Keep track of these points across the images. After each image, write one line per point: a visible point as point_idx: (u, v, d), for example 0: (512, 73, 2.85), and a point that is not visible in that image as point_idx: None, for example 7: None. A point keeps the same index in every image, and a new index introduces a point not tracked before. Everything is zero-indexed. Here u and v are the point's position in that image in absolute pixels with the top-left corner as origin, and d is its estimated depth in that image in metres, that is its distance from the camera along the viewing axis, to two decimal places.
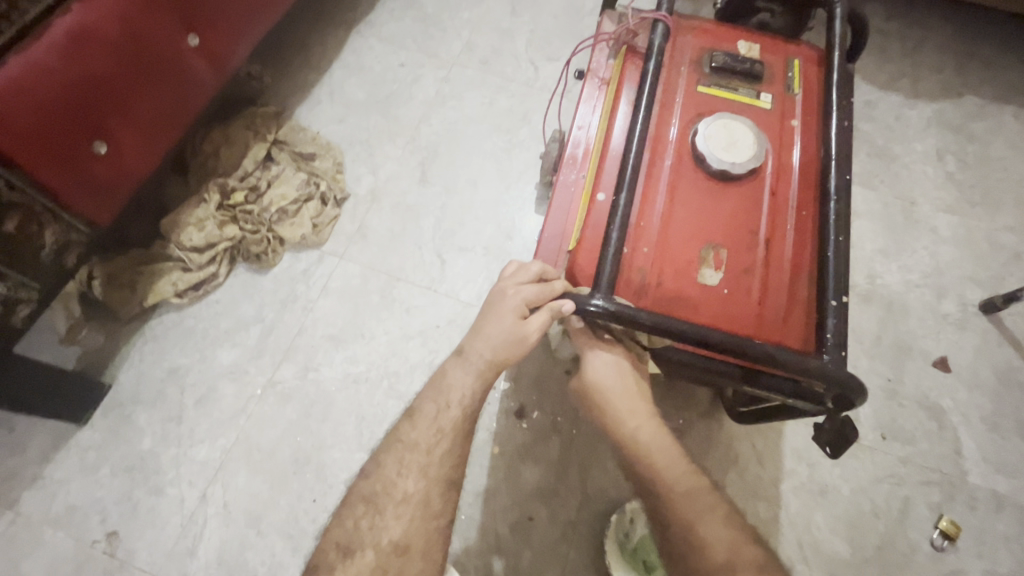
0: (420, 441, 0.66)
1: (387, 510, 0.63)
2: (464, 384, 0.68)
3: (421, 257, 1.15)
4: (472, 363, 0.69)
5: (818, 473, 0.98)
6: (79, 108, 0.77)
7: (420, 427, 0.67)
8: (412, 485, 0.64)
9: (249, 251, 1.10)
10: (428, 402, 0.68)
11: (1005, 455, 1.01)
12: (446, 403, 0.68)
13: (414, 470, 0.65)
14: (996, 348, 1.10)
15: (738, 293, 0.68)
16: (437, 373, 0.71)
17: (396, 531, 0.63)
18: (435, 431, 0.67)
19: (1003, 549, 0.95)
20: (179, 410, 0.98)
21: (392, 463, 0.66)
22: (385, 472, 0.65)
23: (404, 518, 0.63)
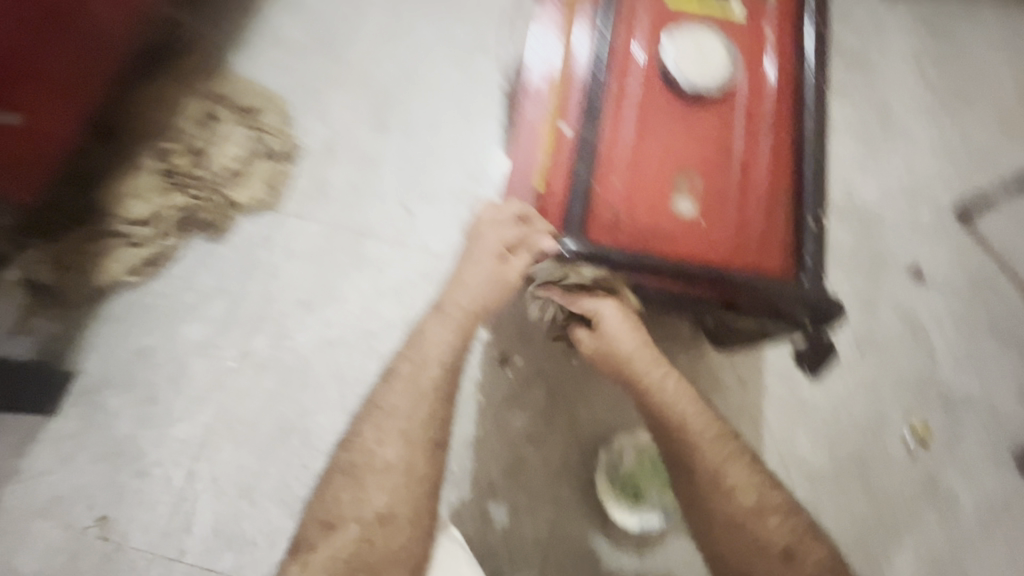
0: (399, 405, 0.64)
1: (368, 481, 0.62)
2: (442, 339, 0.66)
3: (386, 210, 1.09)
4: (450, 316, 0.67)
5: (798, 391, 1.00)
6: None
7: (399, 391, 0.65)
8: (393, 454, 0.63)
9: (203, 220, 1.04)
10: (405, 362, 0.66)
11: (975, 357, 1.05)
12: (427, 359, 0.66)
13: (393, 438, 0.63)
14: (969, 254, 1.11)
15: (714, 221, 0.65)
16: (415, 330, 0.69)
17: (379, 502, 0.61)
18: (414, 393, 0.64)
19: (972, 445, 0.99)
20: (151, 391, 0.95)
21: (370, 432, 0.64)
22: (363, 442, 0.64)
23: (387, 486, 0.62)
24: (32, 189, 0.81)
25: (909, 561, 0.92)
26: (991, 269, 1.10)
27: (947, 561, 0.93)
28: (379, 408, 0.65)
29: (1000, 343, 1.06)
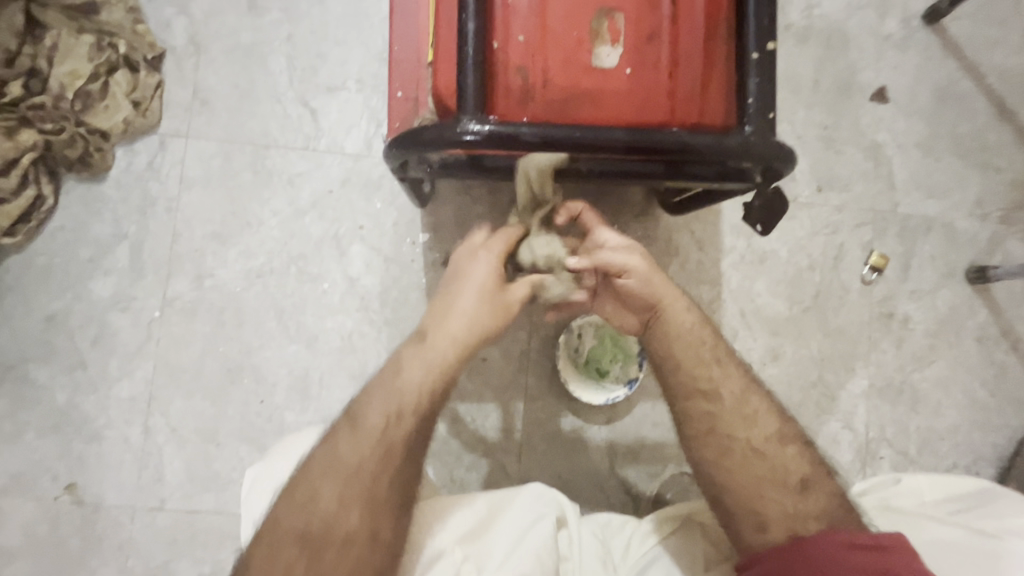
0: (360, 466, 0.60)
1: (325, 553, 0.57)
2: (416, 381, 0.63)
3: (284, 112, 0.94)
4: (430, 354, 0.64)
5: (757, 243, 0.97)
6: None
7: (358, 444, 0.60)
8: (356, 519, 0.58)
9: (67, 159, 0.89)
10: (376, 413, 0.62)
11: (936, 177, 1.00)
12: (393, 409, 0.62)
13: (356, 502, 0.59)
14: (937, 63, 1.01)
15: (644, 70, 0.54)
16: (388, 366, 0.65)
17: (338, 574, 0.57)
18: (377, 450, 0.60)
19: (928, 267, 0.99)
20: (79, 356, 0.89)
21: (329, 495, 0.59)
22: (320, 504, 0.59)
23: (345, 558, 0.58)
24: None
25: (864, 386, 0.96)
26: (959, 77, 1.01)
27: (900, 380, 0.97)
28: (333, 466, 0.60)
29: (961, 158, 1.01)
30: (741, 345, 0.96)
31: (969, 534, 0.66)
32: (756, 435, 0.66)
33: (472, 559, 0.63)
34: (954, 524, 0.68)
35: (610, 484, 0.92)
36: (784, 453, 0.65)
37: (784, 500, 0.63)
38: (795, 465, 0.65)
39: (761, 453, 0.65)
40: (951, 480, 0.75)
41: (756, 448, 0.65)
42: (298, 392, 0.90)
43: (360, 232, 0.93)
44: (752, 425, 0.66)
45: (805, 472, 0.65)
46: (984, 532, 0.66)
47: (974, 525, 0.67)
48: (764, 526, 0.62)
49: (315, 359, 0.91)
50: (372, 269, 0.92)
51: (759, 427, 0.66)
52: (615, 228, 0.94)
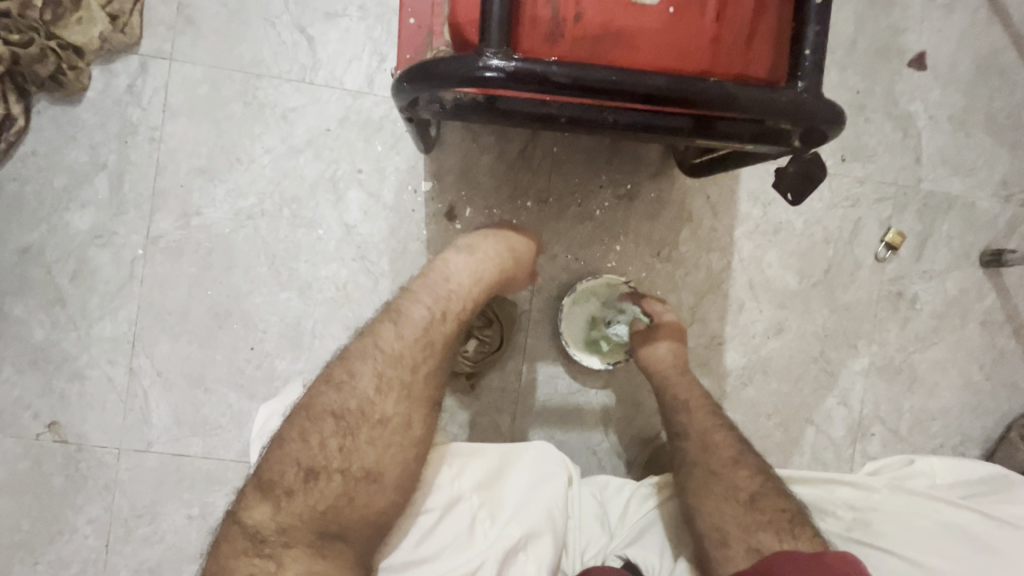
0: (405, 352, 0.63)
1: (361, 433, 0.60)
2: (461, 284, 0.68)
3: (278, 37, 0.86)
4: (475, 264, 0.70)
5: (773, 212, 0.93)
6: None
7: (407, 335, 0.63)
8: (392, 408, 0.61)
9: (37, 76, 0.80)
10: (420, 309, 0.65)
11: (965, 154, 0.96)
12: (436, 307, 0.66)
13: (395, 390, 0.62)
14: (982, 29, 0.94)
15: (689, 9, 0.48)
16: (432, 268, 0.69)
17: (368, 458, 0.59)
18: (424, 343, 0.64)
19: (943, 248, 0.96)
20: (57, 291, 0.84)
21: (368, 379, 0.61)
22: (360, 387, 0.61)
23: (378, 443, 0.60)
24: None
25: (864, 364, 0.96)
26: (1003, 47, 0.95)
27: (900, 359, 0.96)
28: (375, 351, 0.62)
29: (993, 135, 0.96)
30: (746, 316, 0.94)
31: (980, 520, 0.70)
32: (719, 460, 0.70)
33: (485, 508, 0.64)
34: (968, 507, 0.71)
35: (603, 449, 0.91)
36: (739, 474, 0.69)
37: (735, 513, 0.66)
38: (745, 484, 0.68)
39: (720, 475, 0.69)
40: (963, 465, 0.77)
41: (716, 471, 0.69)
42: (289, 341, 0.87)
43: (358, 175, 0.87)
44: (714, 454, 0.71)
45: (751, 488, 0.68)
46: (992, 516, 0.71)
47: (985, 509, 0.71)
48: (726, 541, 0.65)
49: (308, 308, 0.87)
50: (370, 217, 0.87)
51: (717, 452, 0.71)
52: (628, 188, 0.90)
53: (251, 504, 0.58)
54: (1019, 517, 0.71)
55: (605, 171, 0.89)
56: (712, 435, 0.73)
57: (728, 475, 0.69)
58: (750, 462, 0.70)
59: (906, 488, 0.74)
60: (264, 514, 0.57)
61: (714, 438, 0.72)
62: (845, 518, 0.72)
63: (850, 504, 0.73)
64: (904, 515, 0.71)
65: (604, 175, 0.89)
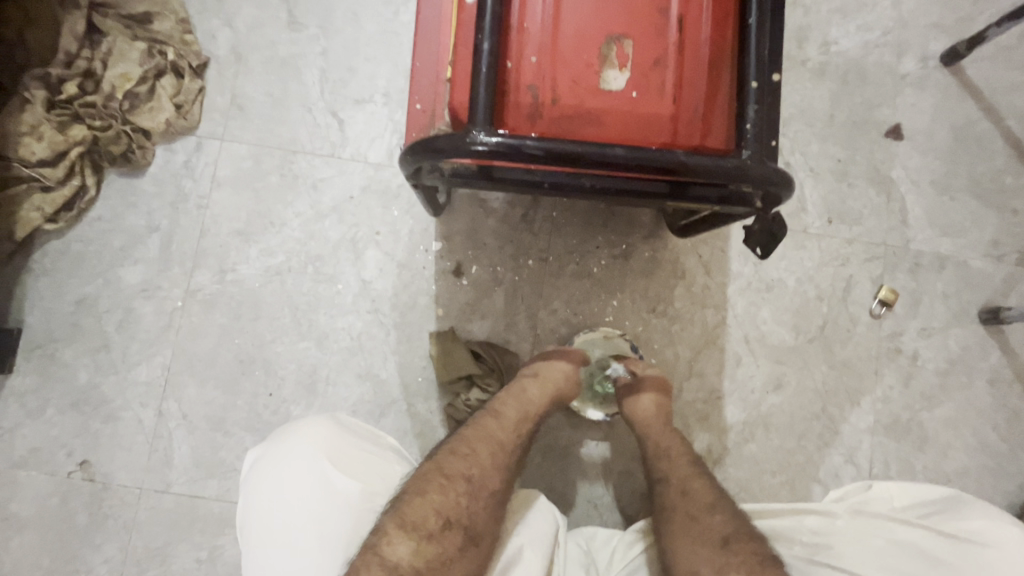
0: (509, 431, 0.75)
1: (479, 495, 0.67)
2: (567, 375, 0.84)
3: (314, 120, 0.99)
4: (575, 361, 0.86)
5: (764, 270, 0.97)
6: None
7: (513, 418, 0.76)
8: (499, 478, 0.70)
9: (110, 154, 0.95)
10: (526, 397, 0.79)
11: (952, 215, 1.00)
12: (540, 398, 0.80)
13: (500, 462, 0.71)
14: (955, 103, 1.01)
15: (649, 93, 0.57)
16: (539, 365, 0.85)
17: (475, 521, 0.65)
18: (523, 423, 0.77)
19: (940, 305, 0.98)
20: (103, 339, 0.93)
21: (486, 450, 0.71)
22: (480, 457, 0.70)
23: (485, 507, 0.67)
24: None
25: (870, 422, 0.95)
26: (977, 118, 1.01)
27: (907, 417, 0.95)
28: (490, 430, 0.73)
29: (978, 198, 1.00)
30: (743, 371, 0.96)
31: (932, 537, 0.66)
32: (696, 504, 0.69)
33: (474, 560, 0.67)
34: (919, 524, 0.68)
35: (605, 503, 0.92)
36: (714, 517, 0.67)
37: (710, 556, 0.63)
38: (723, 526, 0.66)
39: (696, 519, 0.67)
40: (919, 488, 0.73)
41: (692, 517, 0.68)
42: (305, 388, 0.93)
43: (376, 237, 0.96)
44: (693, 499, 0.70)
45: (726, 530, 0.65)
46: (950, 533, 0.66)
47: (938, 525, 0.67)
48: None
49: (324, 357, 0.94)
50: (385, 274, 0.96)
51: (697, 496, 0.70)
52: (623, 248, 0.96)
53: (395, 539, 0.60)
54: (978, 531, 0.65)
55: (601, 233, 0.97)
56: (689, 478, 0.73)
57: (702, 518, 0.67)
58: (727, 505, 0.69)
59: (861, 510, 0.71)
60: (409, 550, 0.59)
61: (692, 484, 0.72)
62: (807, 543, 0.70)
63: (815, 529, 0.71)
64: (862, 537, 0.69)
65: (601, 237, 0.96)
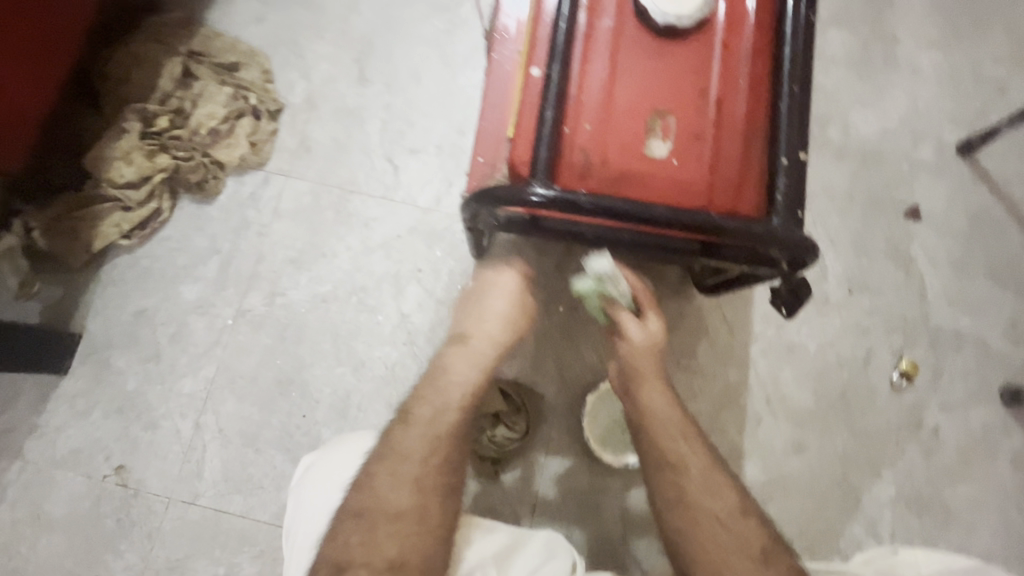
0: (415, 448, 0.69)
1: (378, 525, 0.64)
2: (464, 375, 0.75)
3: (372, 165, 1.09)
4: (472, 355, 0.77)
5: (786, 333, 1.01)
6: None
7: (417, 432, 0.70)
8: (405, 499, 0.66)
9: (188, 181, 1.05)
10: (424, 408, 0.72)
11: (970, 294, 1.03)
12: (439, 403, 0.72)
13: (406, 481, 0.67)
14: (970, 190, 1.08)
15: (689, 162, 0.64)
16: (435, 366, 0.77)
17: (392, 549, 0.64)
18: (431, 436, 0.70)
19: (960, 381, 1.00)
20: (155, 349, 0.99)
21: (381, 475, 0.67)
22: (375, 485, 0.66)
23: (400, 533, 0.65)
24: (49, 100, 0.84)
25: (892, 494, 0.95)
26: (992, 205, 1.07)
27: (929, 492, 0.95)
28: (389, 450, 0.69)
29: (996, 280, 1.04)
30: (764, 432, 0.97)
31: None
32: (689, 484, 0.72)
33: None
34: None
35: (620, 554, 0.92)
36: (713, 500, 0.71)
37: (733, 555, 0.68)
38: (718, 509, 0.71)
39: (691, 503, 0.71)
40: (946, 556, 0.72)
41: (687, 500, 0.71)
42: (337, 412, 0.97)
43: (418, 274, 1.03)
44: (718, 496, 0.72)
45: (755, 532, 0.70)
46: None
47: None
48: None
49: (358, 383, 0.98)
50: (424, 308, 1.01)
51: (688, 473, 0.73)
52: None
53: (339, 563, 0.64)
54: None
55: None
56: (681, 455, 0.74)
57: (694, 501, 0.71)
58: (718, 484, 0.73)
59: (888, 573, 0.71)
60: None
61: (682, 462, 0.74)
62: None
63: None
64: None
65: None
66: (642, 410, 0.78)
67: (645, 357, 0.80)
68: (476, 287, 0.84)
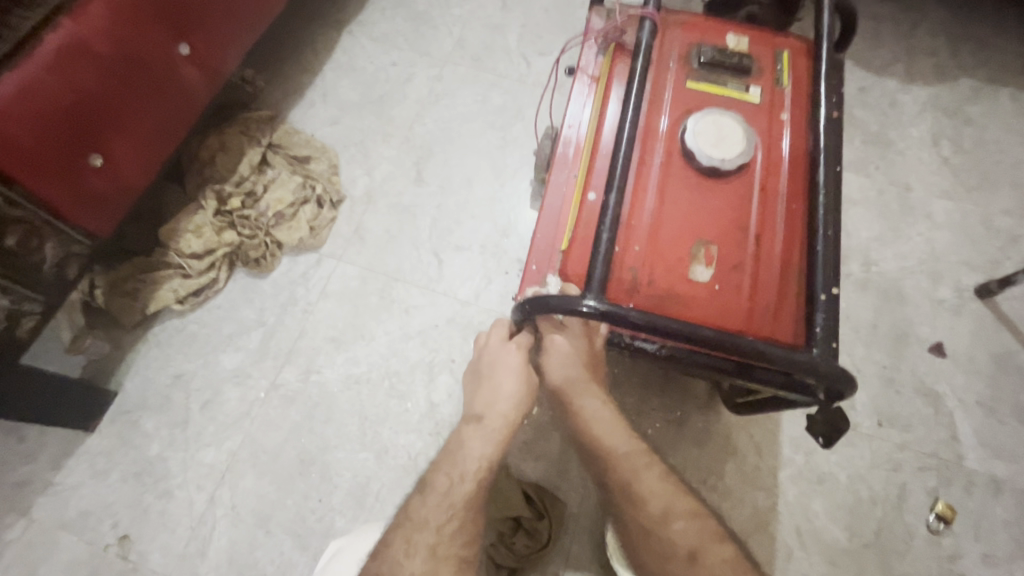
0: (431, 518, 0.72)
1: None
2: (478, 452, 0.77)
3: (418, 257, 1.15)
4: (486, 429, 0.79)
5: (816, 461, 0.99)
6: (137, 60, 0.84)
7: (430, 505, 0.73)
8: (419, 567, 0.68)
9: (248, 256, 1.11)
10: (442, 477, 0.75)
11: (1002, 438, 1.02)
12: (455, 474, 0.75)
13: (420, 550, 0.69)
14: (993, 332, 1.10)
15: (729, 288, 0.69)
16: (451, 441, 0.79)
17: None
18: (447, 507, 0.73)
19: (1000, 532, 0.96)
20: (184, 416, 1.01)
21: (400, 543, 0.70)
22: (391, 552, 0.69)
23: None
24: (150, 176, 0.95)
25: None
26: (1016, 349, 1.09)
27: None
28: (406, 521, 0.72)
29: None
30: (795, 567, 0.93)
31: None
32: (650, 517, 0.76)
33: None
34: None
35: None
36: (664, 510, 0.76)
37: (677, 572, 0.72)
38: (687, 537, 0.74)
39: (657, 532, 0.75)
40: None
41: (653, 531, 0.75)
42: (354, 500, 0.96)
43: (451, 364, 1.06)
44: (647, 511, 0.76)
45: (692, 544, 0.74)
46: None
47: None
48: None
49: (379, 471, 0.98)
50: (452, 400, 1.03)
51: (649, 508, 0.76)
52: (677, 414, 1.01)
53: None
54: None
55: (658, 397, 1.02)
56: (638, 488, 0.77)
57: (663, 533, 0.74)
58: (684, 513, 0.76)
59: None
60: None
61: (639, 490, 0.77)
62: None
63: None
64: None
65: (657, 400, 1.02)
66: (594, 440, 0.80)
67: (579, 355, 0.79)
68: (485, 365, 0.82)
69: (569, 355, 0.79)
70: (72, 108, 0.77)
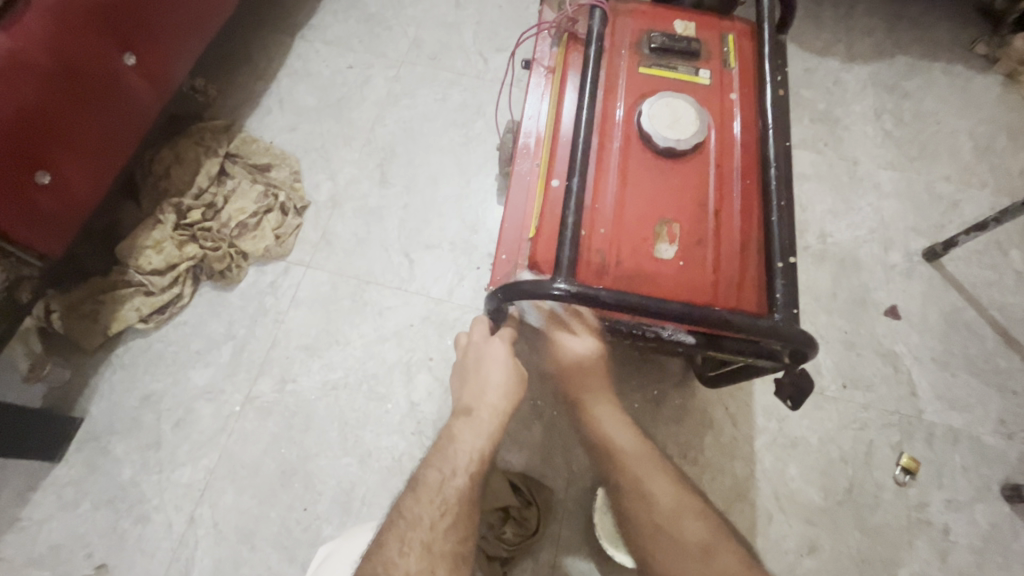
0: (425, 514, 0.71)
1: None
2: (470, 445, 0.77)
3: (388, 258, 1.15)
4: (477, 421, 0.79)
5: (788, 427, 1.03)
6: (82, 73, 0.82)
7: (424, 502, 0.72)
8: (416, 565, 0.68)
9: (212, 269, 1.08)
10: (434, 473, 0.75)
11: (956, 391, 1.08)
12: (447, 470, 0.75)
13: (415, 548, 0.69)
14: (941, 292, 1.17)
15: (693, 263, 0.71)
16: (443, 439, 0.79)
17: None
18: (440, 502, 0.73)
19: (961, 479, 1.02)
20: (156, 436, 0.98)
21: (393, 544, 0.69)
22: (386, 553, 0.69)
23: None
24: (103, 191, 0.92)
25: None
26: (963, 306, 1.16)
27: None
28: (399, 519, 0.72)
29: (979, 378, 1.10)
30: (775, 529, 0.97)
31: None
32: (658, 514, 0.76)
33: None
34: None
35: None
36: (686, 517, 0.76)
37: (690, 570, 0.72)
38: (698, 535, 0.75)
39: (665, 527, 0.75)
40: None
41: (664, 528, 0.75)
42: (339, 506, 0.95)
43: (429, 362, 1.06)
44: (652, 512, 0.76)
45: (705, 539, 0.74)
46: None
47: None
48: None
49: (363, 476, 0.97)
50: (433, 397, 1.03)
51: (685, 522, 0.75)
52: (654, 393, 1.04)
53: None
54: None
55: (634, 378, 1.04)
56: (647, 483, 0.78)
57: (675, 532, 0.75)
58: (695, 510, 0.77)
59: None
60: None
61: (649, 489, 0.78)
62: None
63: None
64: None
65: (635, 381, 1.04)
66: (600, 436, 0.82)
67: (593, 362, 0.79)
68: (472, 360, 0.83)
69: (585, 361, 0.80)
70: (13, 124, 0.74)
